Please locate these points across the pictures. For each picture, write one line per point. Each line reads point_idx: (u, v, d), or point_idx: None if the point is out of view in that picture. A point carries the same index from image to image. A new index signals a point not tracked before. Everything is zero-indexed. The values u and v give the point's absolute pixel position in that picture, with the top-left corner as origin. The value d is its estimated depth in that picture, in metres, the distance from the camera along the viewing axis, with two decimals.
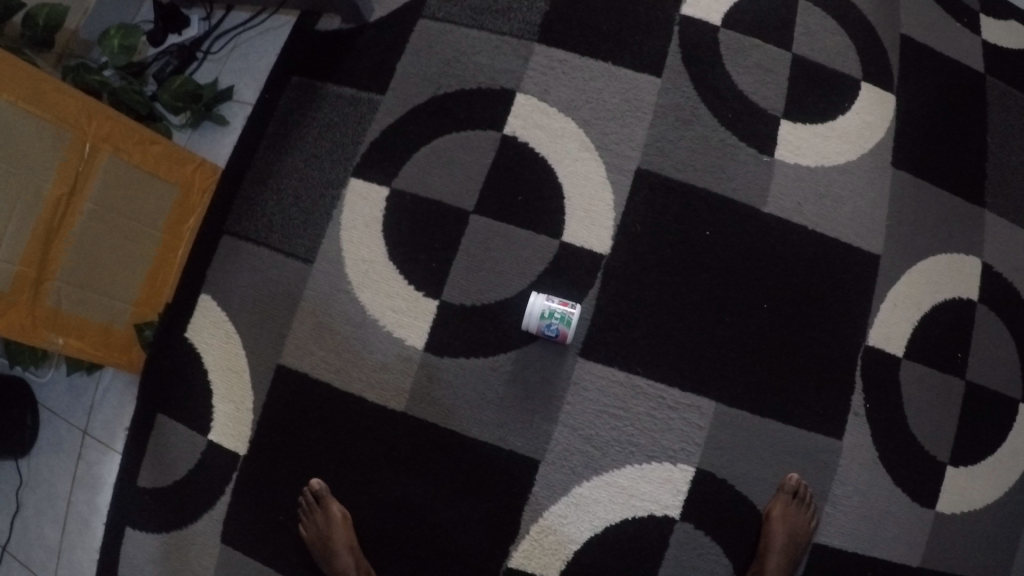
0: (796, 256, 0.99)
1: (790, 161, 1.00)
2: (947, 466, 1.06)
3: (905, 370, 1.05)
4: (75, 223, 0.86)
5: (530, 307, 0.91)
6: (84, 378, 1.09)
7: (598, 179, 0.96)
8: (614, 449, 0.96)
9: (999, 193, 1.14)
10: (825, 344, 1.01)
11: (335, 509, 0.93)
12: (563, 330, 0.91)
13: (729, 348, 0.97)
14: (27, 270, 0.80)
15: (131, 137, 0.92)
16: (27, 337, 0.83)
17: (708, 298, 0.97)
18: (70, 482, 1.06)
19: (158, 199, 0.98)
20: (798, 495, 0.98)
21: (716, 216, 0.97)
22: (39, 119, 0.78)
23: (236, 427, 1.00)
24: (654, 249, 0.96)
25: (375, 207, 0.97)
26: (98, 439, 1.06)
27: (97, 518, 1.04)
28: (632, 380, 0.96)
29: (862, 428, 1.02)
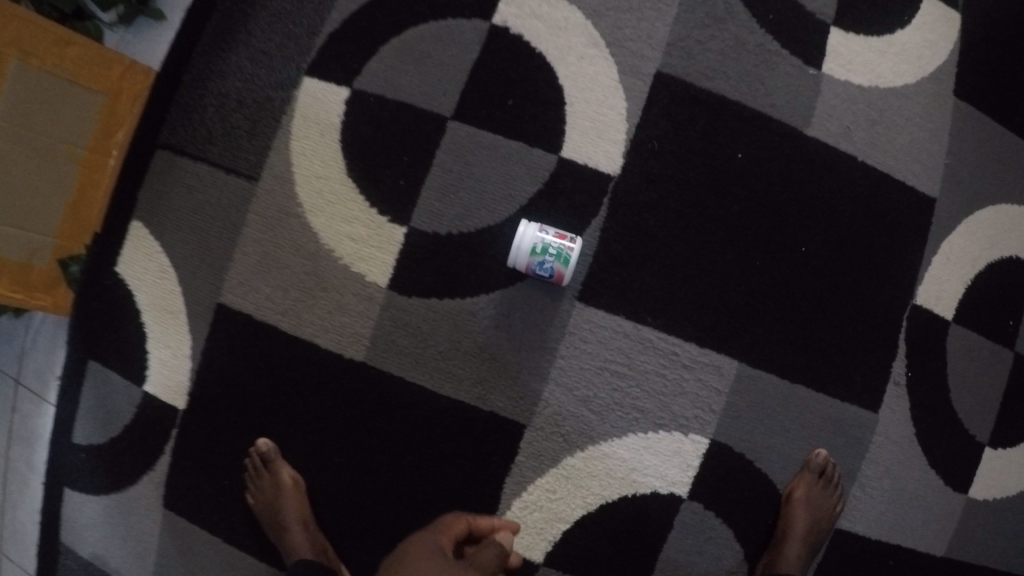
0: (840, 191, 0.82)
1: (839, 77, 0.82)
2: (985, 448, 0.90)
3: (952, 335, 0.89)
4: None
5: (520, 239, 0.75)
6: (10, 321, 0.89)
7: (608, 82, 0.79)
8: (615, 415, 0.80)
9: None
10: (869, 300, 0.85)
11: (286, 474, 0.79)
12: (560, 269, 0.75)
13: (758, 298, 0.81)
14: None
15: (40, 36, 0.72)
16: None
17: (737, 237, 0.80)
18: (3, 437, 0.88)
19: (80, 112, 0.78)
20: (825, 475, 0.83)
21: (751, 136, 0.80)
22: None
23: (173, 378, 0.83)
24: (671, 175, 0.79)
25: (333, 113, 0.80)
26: (31, 388, 0.88)
27: (37, 478, 0.87)
28: (640, 332, 0.80)
29: (901, 401, 0.87)
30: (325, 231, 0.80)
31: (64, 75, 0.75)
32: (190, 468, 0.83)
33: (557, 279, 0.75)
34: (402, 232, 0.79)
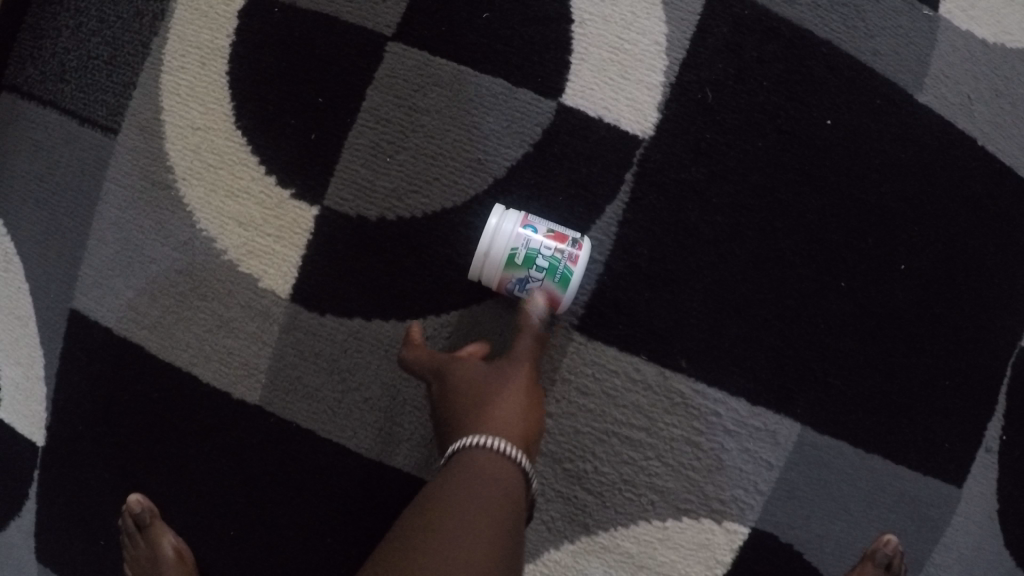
0: (958, 186, 0.58)
1: (964, 25, 0.58)
2: None
3: None
4: None
5: (494, 239, 0.49)
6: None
7: None
8: (620, 493, 0.55)
9: None
10: (994, 343, 0.59)
11: (167, 545, 0.54)
12: (549, 290, 0.50)
13: (838, 332, 0.57)
14: None
15: None
16: None
17: (814, 241, 0.56)
18: None
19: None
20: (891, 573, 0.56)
21: (841, 97, 0.56)
22: None
23: (26, 406, 0.57)
24: (723, 145, 0.55)
25: (224, 30, 0.55)
26: None
27: None
28: (666, 379, 0.55)
29: (989, 476, 0.59)
30: (207, 206, 0.55)
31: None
32: (9, 535, 0.58)
33: (546, 304, 0.51)
34: (315, 216, 0.54)
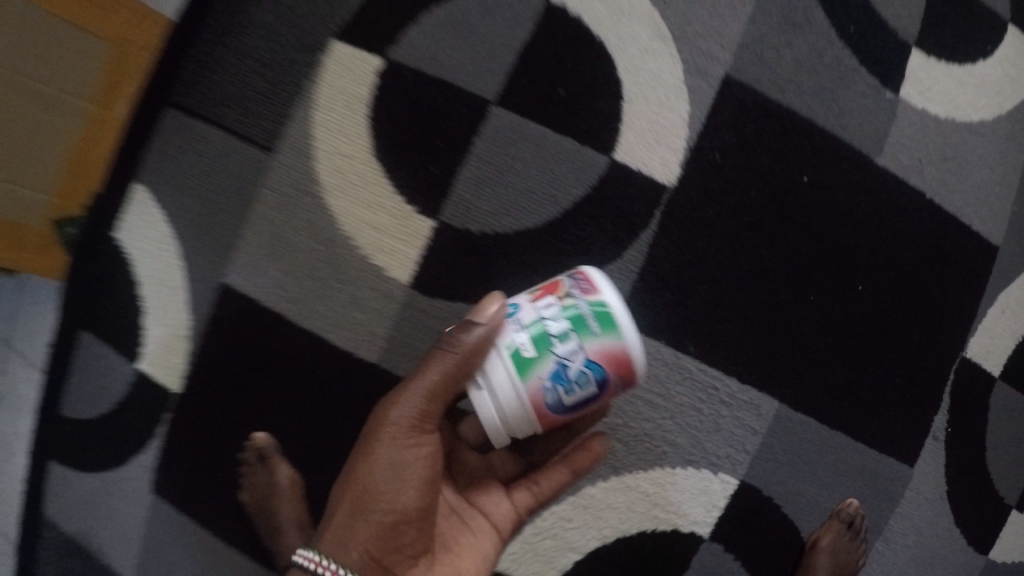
0: (904, 230, 0.76)
1: (917, 102, 0.77)
2: (1007, 506, 0.85)
3: (996, 395, 0.84)
4: None
5: (501, 366, 0.52)
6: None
7: (672, 81, 0.73)
8: (642, 446, 0.73)
9: None
10: (922, 347, 0.79)
11: (283, 473, 0.73)
12: (606, 350, 0.51)
13: (810, 336, 0.75)
14: None
15: None
16: None
17: (793, 267, 0.74)
18: None
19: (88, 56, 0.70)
20: (853, 527, 0.77)
21: (818, 158, 0.74)
22: None
23: (169, 357, 0.76)
24: (728, 194, 0.73)
25: (363, 84, 0.73)
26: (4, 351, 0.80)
27: (9, 452, 0.79)
28: (679, 360, 0.73)
29: (938, 458, 0.81)
30: (344, 216, 0.74)
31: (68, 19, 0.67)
32: (172, 453, 0.76)
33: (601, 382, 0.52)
34: (430, 227, 0.73)
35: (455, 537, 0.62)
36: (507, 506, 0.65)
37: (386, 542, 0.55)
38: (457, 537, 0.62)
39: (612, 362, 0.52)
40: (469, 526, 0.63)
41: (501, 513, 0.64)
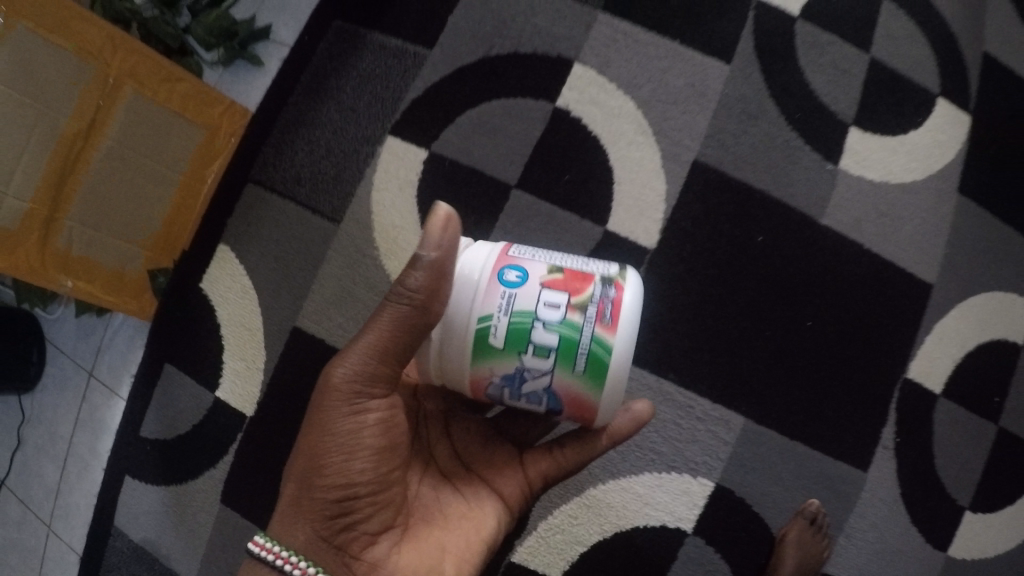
0: (843, 278, 0.94)
1: (854, 171, 0.94)
2: (965, 510, 0.97)
3: (940, 409, 0.98)
4: (92, 160, 0.83)
5: (465, 328, 0.55)
6: (93, 320, 1.04)
7: (652, 167, 0.91)
8: (632, 455, 0.90)
9: None
10: (866, 371, 0.95)
11: None
12: (569, 390, 0.54)
13: (768, 365, 0.92)
14: (39, 208, 0.79)
15: (156, 74, 0.88)
16: (27, 278, 0.81)
17: (752, 309, 0.91)
18: (72, 423, 1.02)
19: (181, 136, 0.93)
20: (815, 523, 0.91)
21: (771, 222, 0.91)
22: (60, 48, 0.77)
23: (245, 387, 0.94)
24: (701, 251, 0.91)
25: (411, 169, 0.93)
26: (103, 382, 1.01)
27: (97, 463, 1.00)
28: (661, 385, 0.90)
29: (888, 463, 0.95)
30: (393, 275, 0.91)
31: (170, 108, 0.91)
32: (245, 466, 0.93)
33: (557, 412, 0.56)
34: None
35: (444, 509, 0.65)
36: (517, 484, 0.69)
37: (344, 516, 0.57)
38: (442, 507, 0.65)
39: (566, 403, 0.55)
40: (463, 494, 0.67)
41: (513, 490, 0.69)
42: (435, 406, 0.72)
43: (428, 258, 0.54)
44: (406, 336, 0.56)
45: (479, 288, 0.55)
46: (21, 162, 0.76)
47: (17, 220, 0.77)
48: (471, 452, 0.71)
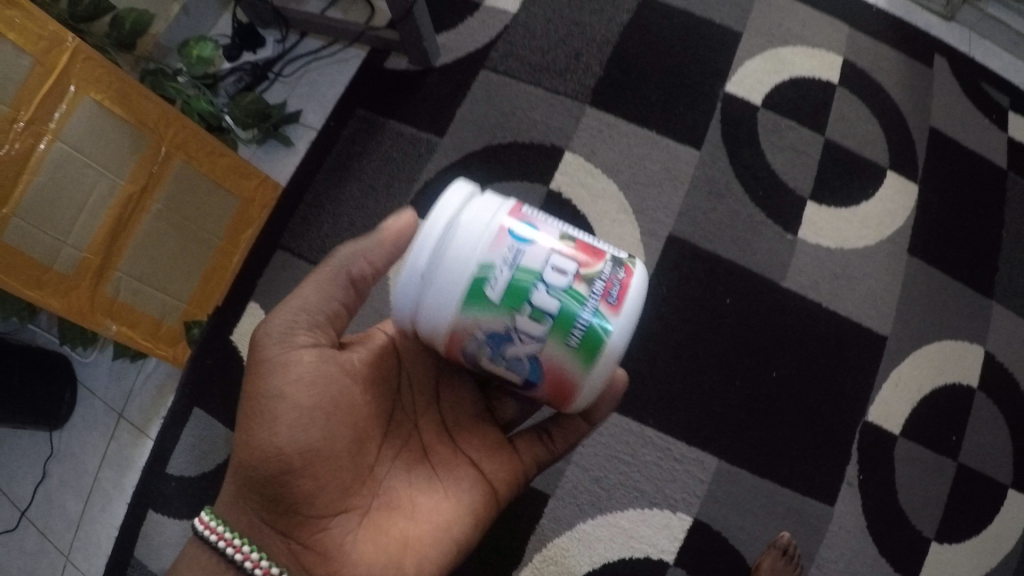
0: (803, 334, 1.08)
1: (811, 241, 1.10)
2: (931, 540, 1.05)
3: (901, 448, 1.08)
4: (143, 218, 0.98)
5: (462, 274, 0.55)
6: (127, 365, 1.15)
7: (632, 241, 1.06)
8: (619, 492, 1.00)
9: (1008, 287, 1.21)
10: (828, 415, 1.06)
11: None
12: (553, 365, 0.56)
13: (739, 411, 1.04)
14: (93, 257, 0.93)
15: (203, 149, 1.03)
16: (77, 320, 0.95)
17: (723, 362, 1.05)
18: (99, 459, 1.11)
19: (221, 208, 1.09)
20: (788, 553, 0.98)
21: (737, 287, 1.07)
22: (123, 123, 0.92)
23: None
24: (676, 312, 1.05)
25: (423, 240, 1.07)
26: (132, 423, 1.12)
27: (121, 496, 1.08)
28: (642, 430, 1.01)
29: (853, 498, 1.04)
30: None
31: (213, 179, 1.07)
32: None
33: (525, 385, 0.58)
34: None
35: (408, 483, 0.69)
36: (502, 469, 0.74)
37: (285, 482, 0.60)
38: (406, 492, 0.68)
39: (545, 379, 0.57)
40: (434, 483, 0.70)
41: (497, 472, 0.74)
42: (423, 374, 0.77)
43: (389, 223, 0.67)
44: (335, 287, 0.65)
45: (494, 238, 0.55)
46: (82, 216, 0.90)
47: (74, 266, 0.91)
48: (453, 426, 0.76)
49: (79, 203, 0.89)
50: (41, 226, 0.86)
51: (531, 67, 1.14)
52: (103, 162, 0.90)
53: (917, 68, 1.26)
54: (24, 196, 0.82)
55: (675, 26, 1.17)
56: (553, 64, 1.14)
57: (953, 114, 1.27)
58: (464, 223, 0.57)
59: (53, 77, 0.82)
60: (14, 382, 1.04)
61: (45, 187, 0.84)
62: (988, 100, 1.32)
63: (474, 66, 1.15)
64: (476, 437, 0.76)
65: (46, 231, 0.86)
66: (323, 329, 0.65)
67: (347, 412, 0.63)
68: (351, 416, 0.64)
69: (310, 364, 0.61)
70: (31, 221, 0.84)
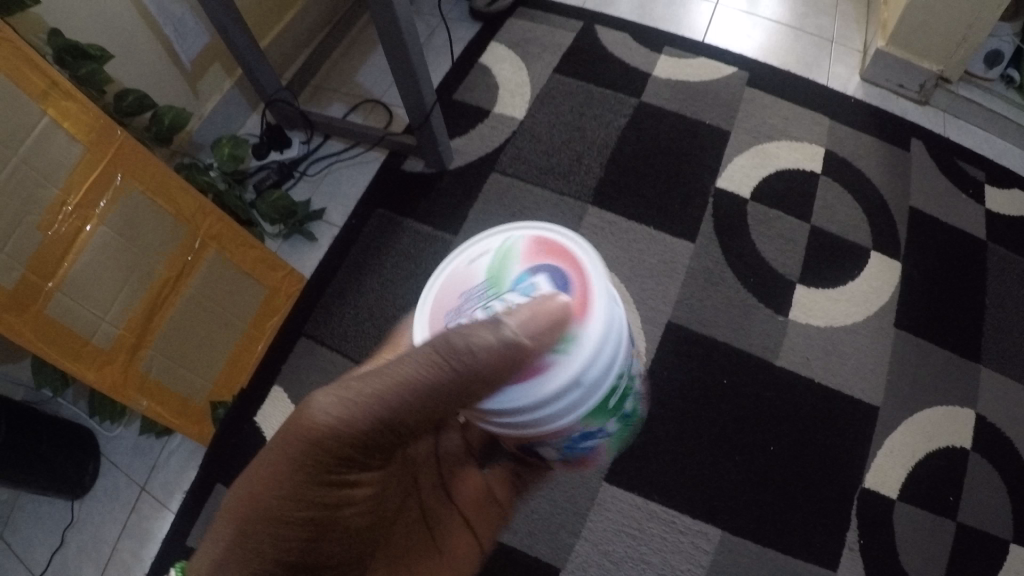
0: (798, 408, 1.14)
1: (801, 320, 1.21)
2: None
3: (898, 511, 1.08)
4: (176, 301, 1.05)
5: (600, 386, 0.45)
6: (151, 440, 1.20)
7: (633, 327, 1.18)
8: (626, 564, 1.02)
9: (995, 350, 1.22)
10: (830, 482, 1.09)
11: None
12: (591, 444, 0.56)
13: (740, 485, 1.08)
14: (127, 335, 0.97)
15: (235, 241, 1.13)
16: (111, 394, 0.97)
17: (723, 440, 1.10)
18: (118, 529, 1.14)
19: (248, 295, 1.18)
20: None
21: (733, 369, 1.15)
22: (165, 213, 1.01)
23: None
24: (675, 393, 1.13)
25: None
26: (154, 495, 1.15)
27: (137, 569, 1.10)
28: (648, 505, 1.06)
29: (856, 563, 1.04)
30: None
31: (242, 269, 1.16)
32: None
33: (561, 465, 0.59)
34: None
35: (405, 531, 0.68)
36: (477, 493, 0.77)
37: (312, 570, 0.52)
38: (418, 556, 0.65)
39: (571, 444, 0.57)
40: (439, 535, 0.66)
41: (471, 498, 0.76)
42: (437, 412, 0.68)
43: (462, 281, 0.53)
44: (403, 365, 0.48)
45: (622, 338, 0.47)
46: (120, 296, 0.96)
47: (111, 342, 0.95)
48: (452, 474, 0.74)
49: (119, 283, 0.95)
50: (83, 303, 0.91)
51: (537, 171, 1.34)
52: (144, 247, 0.98)
53: (893, 151, 1.41)
54: (68, 273, 0.88)
55: (668, 127, 1.39)
56: (558, 168, 1.34)
57: (932, 193, 1.37)
58: (607, 318, 0.46)
59: (104, 162, 0.90)
60: (42, 449, 1.04)
61: (89, 265, 0.91)
62: (966, 177, 1.40)
63: (484, 169, 1.35)
64: (466, 477, 0.75)
65: (87, 307, 0.91)
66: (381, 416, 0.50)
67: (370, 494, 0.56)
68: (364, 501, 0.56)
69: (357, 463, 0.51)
70: (73, 299, 0.89)
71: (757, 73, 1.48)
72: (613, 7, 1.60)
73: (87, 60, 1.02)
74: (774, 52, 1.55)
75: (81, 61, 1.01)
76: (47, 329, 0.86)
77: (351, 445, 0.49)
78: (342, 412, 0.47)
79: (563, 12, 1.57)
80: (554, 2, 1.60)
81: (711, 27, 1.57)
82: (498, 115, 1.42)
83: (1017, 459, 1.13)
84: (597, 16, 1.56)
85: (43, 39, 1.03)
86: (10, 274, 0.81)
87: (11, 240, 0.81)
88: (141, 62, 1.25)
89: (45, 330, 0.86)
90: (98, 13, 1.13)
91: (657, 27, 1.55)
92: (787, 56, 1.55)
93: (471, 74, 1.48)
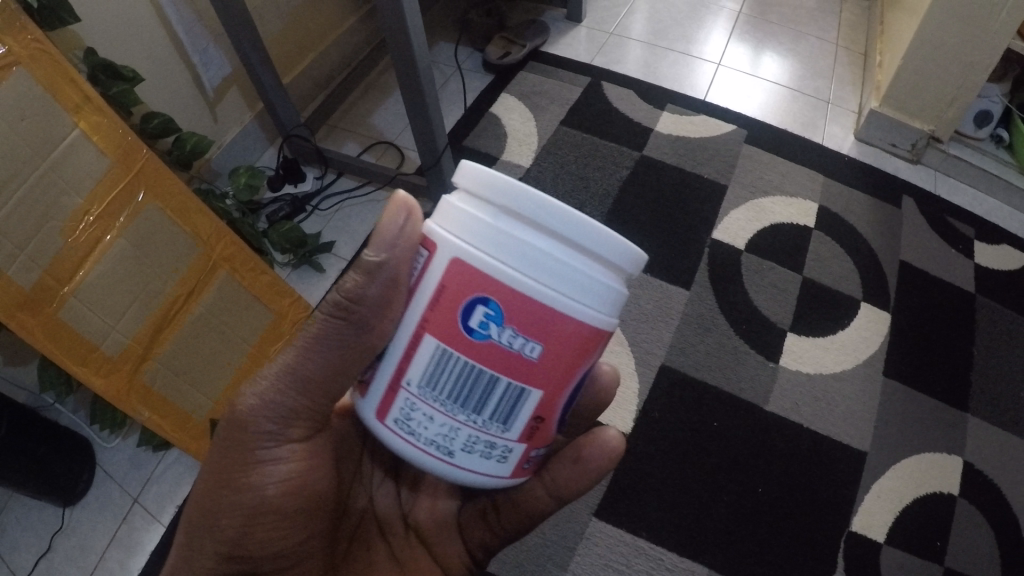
0: (786, 452, 1.17)
1: (791, 367, 1.25)
2: None
3: (885, 554, 1.09)
4: (186, 318, 1.09)
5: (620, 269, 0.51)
6: (148, 454, 1.21)
7: (627, 368, 1.22)
8: None
9: (983, 401, 1.25)
10: (816, 524, 1.11)
11: None
12: (474, 477, 0.50)
13: (727, 526, 1.10)
14: (136, 346, 1.01)
15: (245, 265, 1.18)
16: (115, 402, 1.00)
17: (711, 480, 1.13)
18: (107, 539, 1.13)
19: (257, 317, 1.22)
20: None
21: (723, 413, 1.19)
22: (182, 232, 1.07)
23: None
24: (666, 435, 1.17)
25: None
26: (146, 508, 1.15)
27: None
28: (636, 541, 1.07)
29: None
30: None
31: (252, 292, 1.21)
32: None
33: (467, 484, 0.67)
34: None
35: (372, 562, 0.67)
36: (458, 553, 0.70)
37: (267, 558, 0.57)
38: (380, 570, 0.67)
39: (545, 337, 0.45)
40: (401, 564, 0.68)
41: (453, 567, 0.70)
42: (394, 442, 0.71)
43: (386, 261, 0.51)
44: (338, 355, 0.53)
45: None
46: (133, 308, 1.00)
47: (120, 351, 0.99)
48: (434, 530, 0.69)
49: (133, 294, 1.00)
50: (95, 309, 0.95)
51: None
52: (160, 262, 1.04)
53: (884, 207, 1.47)
54: (83, 281, 0.92)
55: (668, 178, 1.45)
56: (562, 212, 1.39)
57: (921, 248, 1.42)
58: None
59: (127, 179, 0.97)
60: (40, 452, 1.07)
61: (104, 274, 0.95)
62: (955, 233, 1.45)
63: None
64: (450, 533, 0.70)
65: (99, 314, 0.95)
66: (316, 419, 0.57)
67: (318, 502, 0.59)
68: (304, 515, 0.58)
69: (284, 463, 0.56)
70: (87, 305, 0.94)
71: (754, 131, 1.56)
72: (620, 64, 1.69)
73: (119, 81, 1.07)
74: (772, 110, 1.62)
75: (113, 81, 1.06)
76: (56, 332, 0.90)
77: (291, 444, 0.57)
78: (266, 411, 0.55)
79: (572, 68, 1.65)
80: (563, 58, 1.68)
81: (713, 84, 1.66)
82: (505, 160, 1.47)
83: (1003, 505, 1.16)
84: (603, 73, 1.64)
85: (78, 58, 1.08)
86: (29, 275, 0.85)
87: (32, 242, 0.85)
88: (171, 89, 1.31)
89: (54, 333, 0.90)
90: (136, 41, 1.19)
91: (661, 85, 1.63)
92: (785, 115, 1.61)
93: (482, 121, 1.55)
